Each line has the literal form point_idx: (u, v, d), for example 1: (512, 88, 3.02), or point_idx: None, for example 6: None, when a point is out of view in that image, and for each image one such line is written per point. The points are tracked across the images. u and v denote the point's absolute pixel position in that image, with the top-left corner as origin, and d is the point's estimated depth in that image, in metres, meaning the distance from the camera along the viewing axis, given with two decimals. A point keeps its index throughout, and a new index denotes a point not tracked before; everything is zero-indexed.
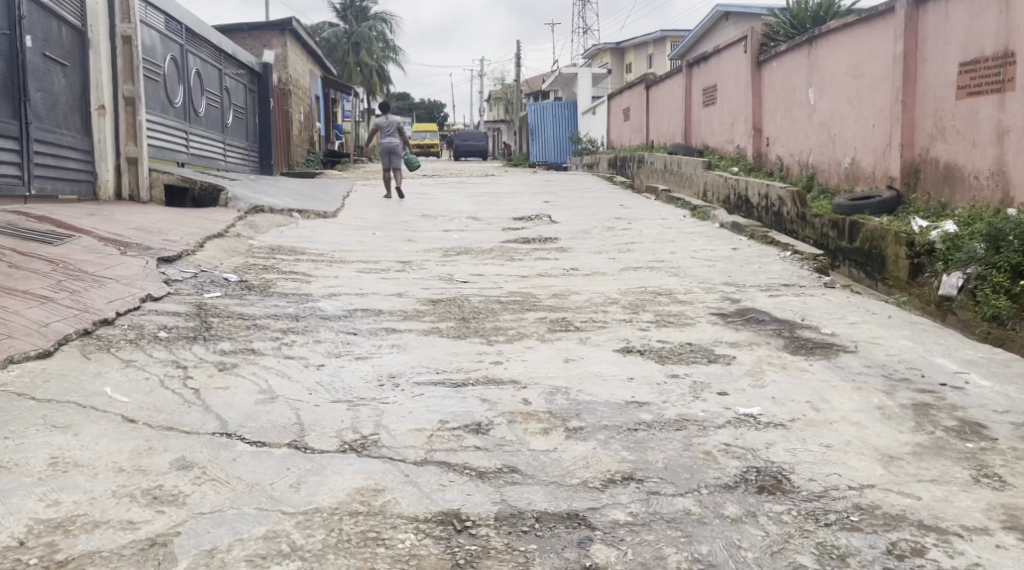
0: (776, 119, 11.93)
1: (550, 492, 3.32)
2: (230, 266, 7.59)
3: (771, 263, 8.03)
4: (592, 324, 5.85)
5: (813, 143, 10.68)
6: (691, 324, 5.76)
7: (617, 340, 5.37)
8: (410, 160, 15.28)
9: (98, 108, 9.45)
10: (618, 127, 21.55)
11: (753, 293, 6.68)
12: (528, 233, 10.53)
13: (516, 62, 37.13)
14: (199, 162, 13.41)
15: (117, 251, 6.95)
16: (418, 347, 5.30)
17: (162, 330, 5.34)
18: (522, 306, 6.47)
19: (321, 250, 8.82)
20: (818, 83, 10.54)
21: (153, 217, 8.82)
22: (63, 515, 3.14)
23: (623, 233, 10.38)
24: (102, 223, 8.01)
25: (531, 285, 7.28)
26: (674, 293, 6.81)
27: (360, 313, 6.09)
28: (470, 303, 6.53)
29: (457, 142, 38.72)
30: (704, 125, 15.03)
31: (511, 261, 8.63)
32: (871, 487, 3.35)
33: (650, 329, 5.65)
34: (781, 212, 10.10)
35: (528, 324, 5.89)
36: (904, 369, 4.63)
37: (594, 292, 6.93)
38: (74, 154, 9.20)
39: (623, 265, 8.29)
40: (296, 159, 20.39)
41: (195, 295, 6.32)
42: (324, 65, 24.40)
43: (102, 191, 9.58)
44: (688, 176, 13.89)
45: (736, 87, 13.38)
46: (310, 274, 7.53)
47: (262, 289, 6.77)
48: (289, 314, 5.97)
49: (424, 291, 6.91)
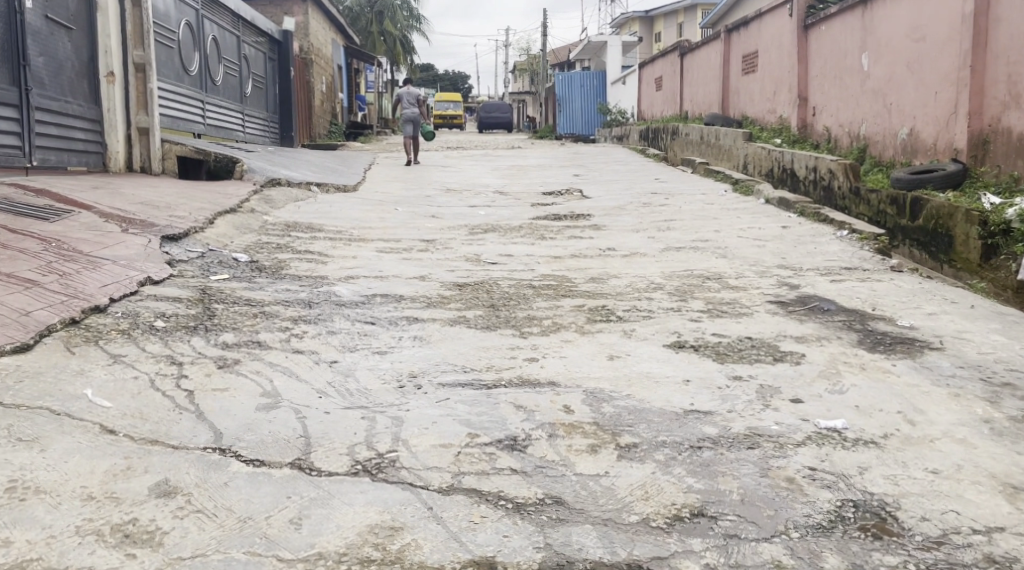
0: (825, 87, 11.31)
1: (605, 534, 2.78)
2: (242, 244, 7.04)
3: (827, 243, 7.41)
4: (635, 314, 5.26)
5: (869, 112, 10.09)
6: (748, 314, 5.16)
7: (666, 333, 4.78)
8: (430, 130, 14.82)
9: (106, 75, 8.87)
10: (649, 97, 20.87)
11: (812, 280, 6.07)
12: (558, 209, 9.92)
13: (543, 32, 36.42)
14: (216, 133, 12.87)
15: (117, 228, 6.40)
16: (444, 339, 4.75)
17: (159, 319, 4.78)
18: (557, 292, 5.90)
19: (340, 227, 8.28)
20: (875, 47, 9.93)
21: (162, 190, 8.28)
22: (13, 560, 2.67)
23: (661, 209, 9.77)
24: (105, 197, 7.46)
25: (565, 267, 6.70)
26: (724, 278, 6.22)
27: (380, 299, 5.53)
28: (501, 288, 5.96)
29: (481, 114, 38.04)
30: (743, 94, 14.39)
31: (542, 239, 8.03)
32: (1000, 531, 2.80)
33: (703, 319, 5.06)
34: (833, 186, 9.51)
35: (564, 313, 5.31)
36: (1004, 372, 4.05)
37: (635, 276, 6.33)
38: (83, 123, 8.65)
39: (665, 245, 7.69)
40: (318, 130, 19.84)
41: (200, 278, 5.76)
42: (347, 35, 23.75)
43: (112, 162, 9.03)
44: (727, 149, 13.25)
45: (779, 53, 12.73)
46: (327, 253, 6.98)
47: (274, 271, 6.23)
48: (302, 300, 5.41)
49: (450, 274, 6.35)
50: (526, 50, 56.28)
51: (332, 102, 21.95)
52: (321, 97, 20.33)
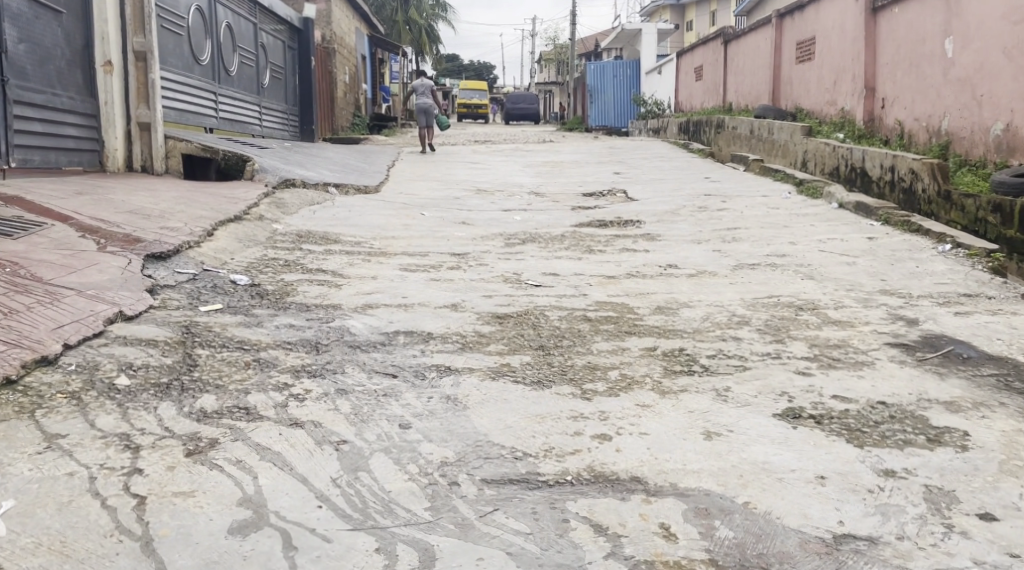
0: (898, 76, 10.18)
1: None
2: (243, 261, 5.99)
3: (932, 262, 6.50)
4: (725, 365, 4.20)
5: (953, 105, 8.96)
6: (871, 368, 4.17)
7: (773, 397, 3.74)
8: (444, 117, 15.06)
9: (103, 64, 7.81)
10: (687, 86, 19.74)
11: (931, 314, 5.17)
12: (604, 214, 8.83)
13: (571, 20, 35.26)
14: (228, 127, 11.80)
15: (93, 246, 5.29)
16: (484, 402, 3.67)
17: (122, 374, 3.67)
18: (618, 326, 4.85)
19: (359, 236, 7.28)
20: (962, 31, 8.80)
21: (160, 194, 7.24)
22: None
23: (721, 214, 8.68)
24: (90, 203, 6.35)
25: (623, 292, 5.65)
26: (821, 310, 5.20)
27: (405, 337, 4.50)
28: (548, 320, 4.93)
29: (508, 104, 36.97)
30: (797, 85, 13.27)
31: (590, 252, 6.98)
32: None
33: (817, 376, 4.03)
34: (916, 188, 8.49)
35: (633, 360, 4.25)
36: None
37: (713, 305, 5.27)
38: (74, 117, 7.59)
39: (736, 261, 6.64)
40: (340, 122, 18.70)
41: (186, 310, 4.66)
42: (371, 23, 22.63)
43: (110, 161, 7.95)
44: (782, 144, 12.16)
45: (842, 37, 11.61)
46: (342, 271, 5.95)
47: (279, 297, 5.16)
48: (307, 341, 4.34)
49: (486, 300, 5.30)
50: (551, 39, 55.09)
51: (354, 93, 20.86)
52: (344, 87, 19.18)
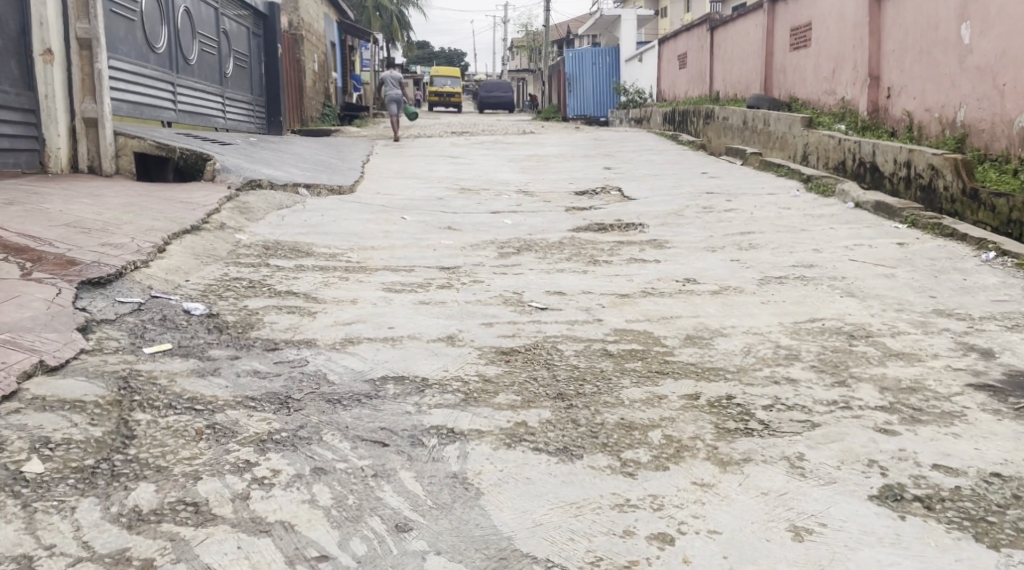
0: (906, 63, 9.45)
1: None
2: (200, 282, 5.16)
3: (980, 274, 5.80)
4: (789, 421, 3.41)
5: (970, 93, 8.25)
6: (965, 422, 3.43)
7: (861, 468, 3.01)
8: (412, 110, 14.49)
9: (42, 53, 6.84)
10: (670, 74, 18.97)
11: (1006, 342, 4.44)
12: (601, 217, 8.05)
13: (546, 8, 34.36)
14: (187, 121, 10.90)
15: (16, 273, 4.45)
16: (502, 479, 2.92)
17: (35, 457, 2.87)
18: (646, 364, 4.08)
19: (334, 246, 6.47)
20: (980, 15, 8.09)
21: (107, 200, 6.40)
22: None
23: (730, 216, 7.94)
24: (21, 216, 5.50)
25: (643, 316, 4.87)
26: (879, 339, 4.46)
27: (395, 385, 3.70)
28: (563, 356, 4.17)
29: (482, 93, 35.99)
30: (792, 73, 12.52)
31: (595, 264, 6.21)
32: None
33: (907, 435, 3.28)
34: (935, 184, 7.81)
35: (676, 414, 3.47)
36: None
37: (751, 333, 4.52)
38: (10, 113, 6.64)
39: (761, 273, 5.89)
40: (308, 112, 17.75)
41: (125, 354, 3.83)
42: (340, 8, 21.63)
43: (52, 161, 7.02)
44: (780, 136, 11.43)
45: (842, 22, 10.87)
46: (317, 293, 5.15)
47: (241, 330, 4.35)
48: (275, 395, 3.52)
49: (487, 330, 4.51)
50: (524, 26, 54.10)
51: (324, 82, 19.89)
52: (312, 76, 18.23)
